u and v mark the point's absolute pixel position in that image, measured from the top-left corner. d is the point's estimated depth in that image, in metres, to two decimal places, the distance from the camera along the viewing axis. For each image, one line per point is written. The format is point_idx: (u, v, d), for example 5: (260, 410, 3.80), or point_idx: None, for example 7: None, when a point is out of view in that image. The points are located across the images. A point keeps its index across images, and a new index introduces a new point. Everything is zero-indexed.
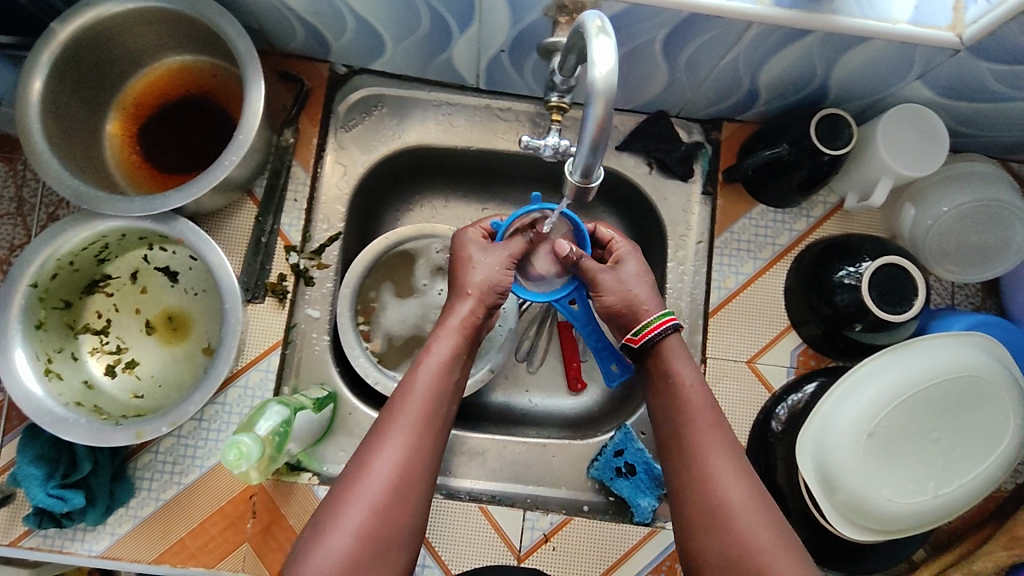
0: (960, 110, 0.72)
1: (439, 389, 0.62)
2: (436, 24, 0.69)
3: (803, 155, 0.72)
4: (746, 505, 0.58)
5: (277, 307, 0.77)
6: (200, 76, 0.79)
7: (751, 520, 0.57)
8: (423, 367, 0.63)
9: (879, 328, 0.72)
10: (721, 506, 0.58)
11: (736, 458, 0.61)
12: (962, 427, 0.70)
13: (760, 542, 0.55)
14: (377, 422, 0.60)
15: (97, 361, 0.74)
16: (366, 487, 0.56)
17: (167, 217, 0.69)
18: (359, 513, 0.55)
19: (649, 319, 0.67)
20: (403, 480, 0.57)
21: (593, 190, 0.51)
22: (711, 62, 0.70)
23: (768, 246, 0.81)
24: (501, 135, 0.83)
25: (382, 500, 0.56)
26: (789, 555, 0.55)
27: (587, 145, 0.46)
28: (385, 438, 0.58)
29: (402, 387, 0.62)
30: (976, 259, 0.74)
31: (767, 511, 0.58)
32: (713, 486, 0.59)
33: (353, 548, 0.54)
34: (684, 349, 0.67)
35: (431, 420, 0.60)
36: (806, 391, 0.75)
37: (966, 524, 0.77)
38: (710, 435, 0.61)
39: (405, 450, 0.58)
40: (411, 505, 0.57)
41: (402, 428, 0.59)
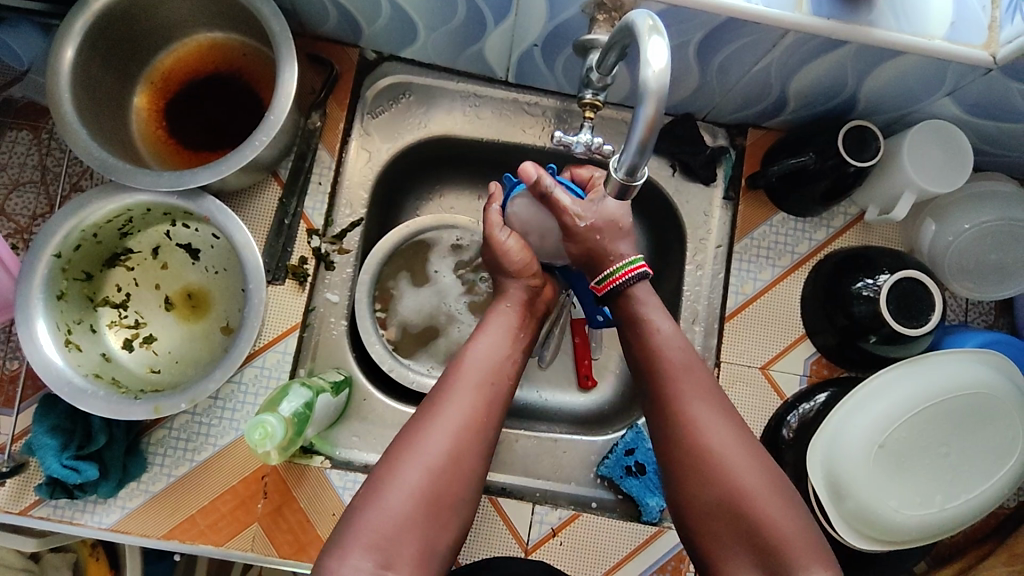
0: (985, 129, 0.72)
1: (498, 363, 0.63)
2: (472, 14, 0.69)
3: (829, 165, 0.73)
4: (730, 449, 0.58)
5: (297, 289, 0.77)
6: (230, 54, 0.78)
7: (737, 464, 0.57)
8: (483, 342, 0.64)
9: (894, 341, 0.72)
10: (704, 446, 0.59)
11: (716, 401, 0.61)
12: (971, 442, 0.71)
13: (747, 480, 0.57)
14: (432, 392, 0.61)
15: (114, 335, 0.74)
16: (429, 447, 0.57)
17: (194, 194, 0.68)
18: (418, 473, 0.55)
19: (618, 265, 0.67)
20: (458, 448, 0.58)
21: (635, 190, 0.51)
22: (743, 68, 0.70)
23: (787, 254, 0.81)
24: (526, 129, 0.83)
25: (437, 465, 0.56)
26: (775, 492, 0.57)
27: (635, 144, 0.46)
28: (443, 408, 0.59)
29: (457, 358, 0.63)
30: (993, 277, 0.74)
31: (751, 456, 0.58)
32: (696, 429, 0.59)
33: (410, 508, 0.54)
34: (654, 295, 0.67)
35: (489, 388, 0.61)
36: (817, 400, 0.76)
37: (968, 539, 0.77)
38: (688, 380, 0.61)
39: (460, 421, 0.58)
40: (468, 472, 0.58)
41: (461, 396, 0.60)
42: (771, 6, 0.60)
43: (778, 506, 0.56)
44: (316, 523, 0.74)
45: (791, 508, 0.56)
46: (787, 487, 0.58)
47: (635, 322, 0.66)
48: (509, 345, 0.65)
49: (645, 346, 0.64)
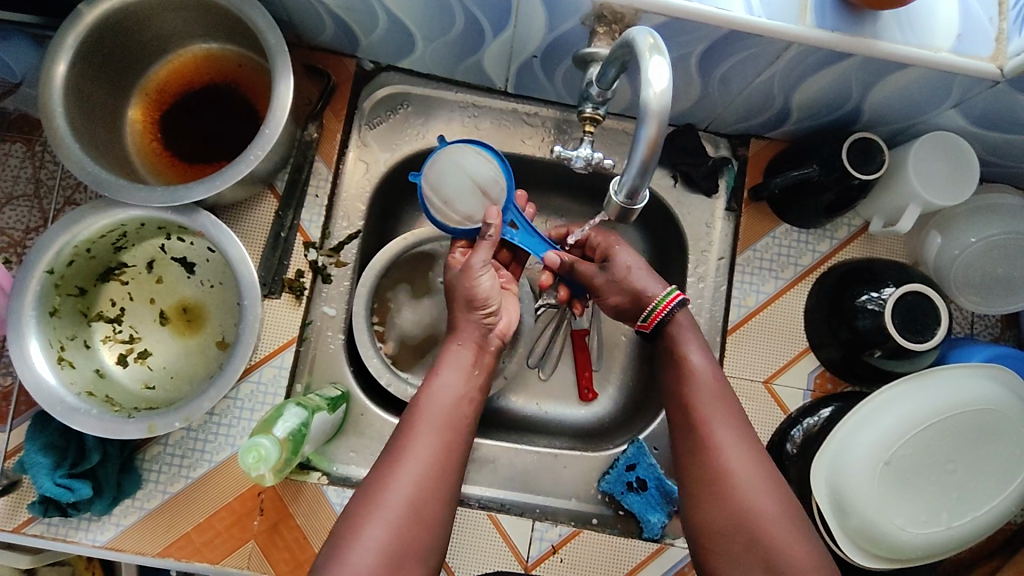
0: (991, 140, 0.71)
1: (457, 407, 0.63)
2: (470, 26, 0.68)
3: (833, 178, 0.72)
4: (745, 470, 0.60)
5: (294, 303, 0.77)
6: (226, 66, 0.77)
7: (751, 486, 0.59)
8: (434, 387, 0.63)
9: (900, 356, 0.71)
10: (726, 469, 0.60)
11: (738, 426, 0.63)
12: (979, 456, 0.69)
13: (765, 506, 0.58)
14: (392, 440, 0.60)
15: (109, 350, 0.73)
16: (391, 500, 0.56)
17: (189, 209, 0.68)
18: (381, 530, 0.55)
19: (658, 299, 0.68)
20: (421, 498, 0.57)
21: (637, 211, 0.50)
22: (745, 80, 0.69)
23: (790, 266, 0.80)
24: (526, 140, 0.82)
25: (398, 518, 0.55)
26: (788, 520, 0.58)
27: (636, 166, 0.45)
28: (405, 458, 0.58)
29: (416, 401, 0.62)
30: (1002, 291, 0.73)
31: (768, 477, 0.60)
32: (713, 450, 0.61)
33: (374, 563, 0.53)
34: (694, 328, 0.68)
35: (450, 433, 0.61)
36: (821, 415, 0.75)
37: (974, 555, 0.76)
38: (716, 405, 0.63)
39: (422, 469, 0.58)
40: (431, 521, 0.57)
41: (419, 446, 0.59)
42: (774, 18, 0.59)
43: (790, 534, 0.57)
44: (314, 540, 0.73)
45: (805, 534, 0.58)
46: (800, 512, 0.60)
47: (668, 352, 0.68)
48: (470, 383, 0.65)
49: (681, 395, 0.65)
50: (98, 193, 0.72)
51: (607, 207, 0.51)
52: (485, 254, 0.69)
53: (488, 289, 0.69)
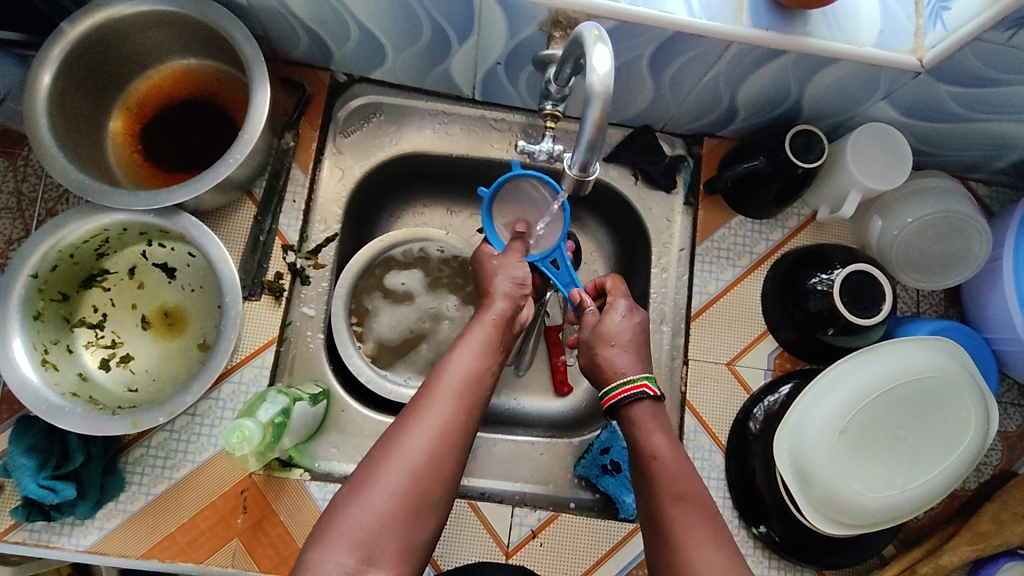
0: (921, 130, 0.78)
1: (478, 371, 0.65)
2: (437, 35, 0.73)
3: (779, 168, 0.77)
4: (687, 529, 0.56)
5: (273, 304, 0.79)
6: (204, 80, 0.81)
7: (694, 545, 0.55)
8: (459, 351, 0.66)
9: (851, 332, 0.75)
10: (662, 504, 0.58)
11: (682, 463, 0.62)
12: (928, 425, 0.74)
13: (686, 527, 0.56)
14: (416, 397, 0.62)
15: (91, 355, 0.74)
16: (411, 446, 0.57)
17: (170, 212, 0.70)
18: (400, 473, 0.56)
19: (622, 381, 0.67)
20: (441, 449, 0.58)
21: (590, 184, 0.55)
22: (693, 80, 0.74)
23: (746, 254, 0.85)
24: (494, 144, 0.87)
25: (417, 472, 0.56)
26: None
27: (586, 143, 0.50)
28: (426, 409, 0.60)
29: (439, 364, 0.65)
30: (941, 268, 0.78)
31: (714, 538, 0.56)
32: (665, 510, 0.58)
33: (391, 509, 0.54)
34: (655, 413, 0.65)
35: (470, 398, 0.62)
36: (782, 392, 0.79)
37: (935, 521, 0.80)
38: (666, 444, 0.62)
39: (442, 423, 0.59)
40: (447, 472, 0.58)
41: (443, 399, 0.61)
42: (714, 20, 0.64)
43: None
44: (298, 535, 0.74)
45: None
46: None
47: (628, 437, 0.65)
48: (490, 357, 0.67)
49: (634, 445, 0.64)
50: (80, 201, 0.75)
51: (564, 183, 0.56)
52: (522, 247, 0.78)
53: (521, 276, 0.76)
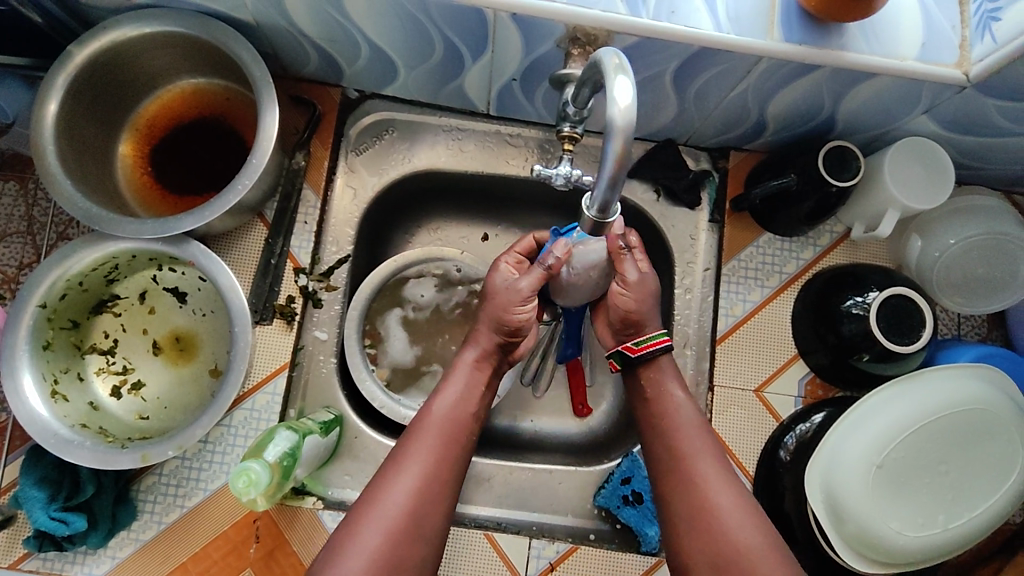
0: (964, 143, 0.73)
1: (456, 423, 0.66)
2: (449, 52, 0.70)
3: (810, 185, 0.73)
4: (698, 453, 0.64)
5: (285, 329, 0.77)
6: (214, 99, 0.79)
7: (709, 472, 0.62)
8: (437, 400, 0.67)
9: (887, 359, 0.72)
10: (671, 432, 0.66)
11: (721, 460, 0.64)
12: (965, 441, 0.69)
13: (725, 502, 0.61)
14: (399, 445, 0.65)
15: (102, 382, 0.73)
16: (388, 506, 0.60)
17: (179, 240, 0.68)
18: (377, 537, 0.58)
19: (645, 336, 0.69)
20: (417, 508, 0.61)
21: (611, 223, 0.51)
22: (720, 94, 0.70)
23: (775, 274, 0.81)
24: (510, 161, 0.84)
25: (397, 528, 0.59)
26: (745, 510, 0.61)
27: (607, 180, 0.47)
28: (403, 467, 0.62)
29: (419, 416, 0.66)
30: (986, 292, 0.73)
31: (723, 464, 0.64)
32: (677, 439, 0.65)
33: (370, 570, 0.56)
34: (675, 369, 0.70)
35: (446, 449, 0.64)
36: (813, 420, 0.75)
37: (975, 557, 0.76)
38: (700, 439, 0.65)
39: (421, 479, 0.62)
40: (426, 528, 0.61)
41: (419, 456, 0.63)
42: (742, 34, 0.61)
43: (745, 521, 0.60)
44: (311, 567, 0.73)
45: (762, 525, 0.60)
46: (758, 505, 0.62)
47: (644, 408, 0.69)
48: (473, 402, 0.68)
49: (651, 412, 0.68)
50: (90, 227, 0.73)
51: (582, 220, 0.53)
52: (530, 278, 0.67)
53: (522, 317, 0.68)
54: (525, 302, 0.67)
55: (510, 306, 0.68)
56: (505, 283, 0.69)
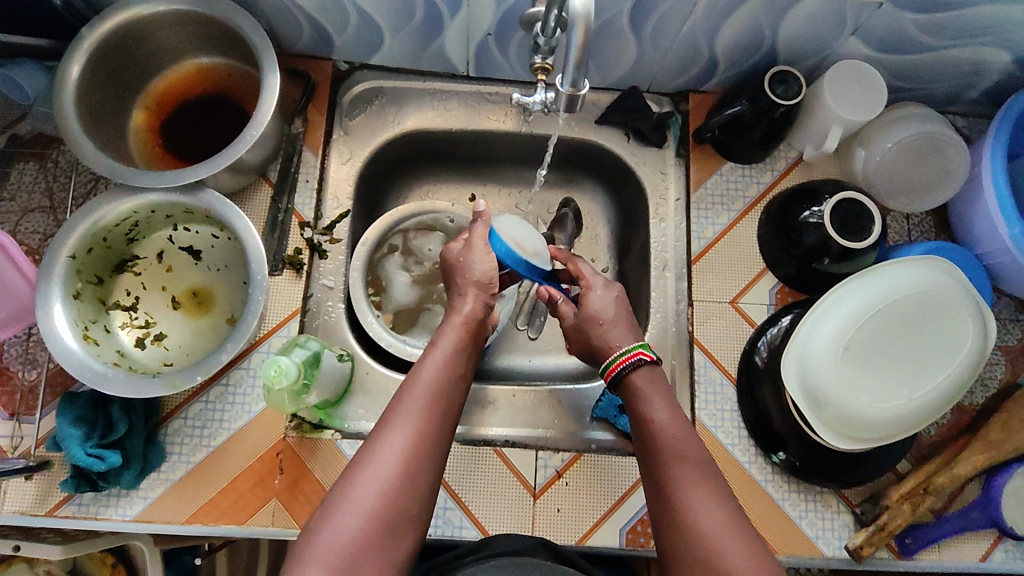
0: (893, 63, 0.82)
1: (444, 386, 0.65)
2: (429, 12, 0.78)
3: (761, 111, 0.82)
4: (684, 475, 0.59)
5: (295, 277, 0.83)
6: (216, 76, 0.86)
7: (695, 495, 0.58)
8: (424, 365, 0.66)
9: (846, 259, 0.79)
10: (658, 442, 0.62)
11: (708, 479, 0.59)
12: (927, 314, 0.75)
13: (711, 524, 0.56)
14: (385, 412, 0.62)
15: (127, 334, 0.78)
16: (379, 465, 0.58)
17: (193, 189, 0.75)
18: (370, 496, 0.56)
19: (616, 354, 0.69)
20: (410, 468, 0.58)
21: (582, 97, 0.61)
22: (673, 31, 0.79)
23: (739, 198, 0.89)
24: (491, 116, 0.92)
25: (390, 487, 0.57)
26: (737, 535, 0.56)
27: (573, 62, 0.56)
28: (394, 424, 0.60)
29: (408, 379, 0.65)
30: (924, 188, 0.82)
31: (711, 484, 0.59)
32: (660, 452, 0.61)
33: (364, 528, 0.55)
34: (656, 383, 0.67)
35: (435, 411, 0.62)
36: (783, 323, 0.82)
37: (946, 436, 0.81)
38: (683, 461, 0.60)
39: (413, 437, 0.60)
40: (420, 489, 0.59)
41: (410, 416, 0.61)
42: None
43: (737, 547, 0.55)
44: None
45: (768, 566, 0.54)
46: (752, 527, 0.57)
47: (630, 403, 0.66)
48: (458, 366, 0.67)
49: (639, 419, 0.64)
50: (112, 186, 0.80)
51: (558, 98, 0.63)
52: (482, 237, 0.78)
53: (487, 272, 0.75)
54: (490, 254, 0.76)
55: (474, 262, 0.76)
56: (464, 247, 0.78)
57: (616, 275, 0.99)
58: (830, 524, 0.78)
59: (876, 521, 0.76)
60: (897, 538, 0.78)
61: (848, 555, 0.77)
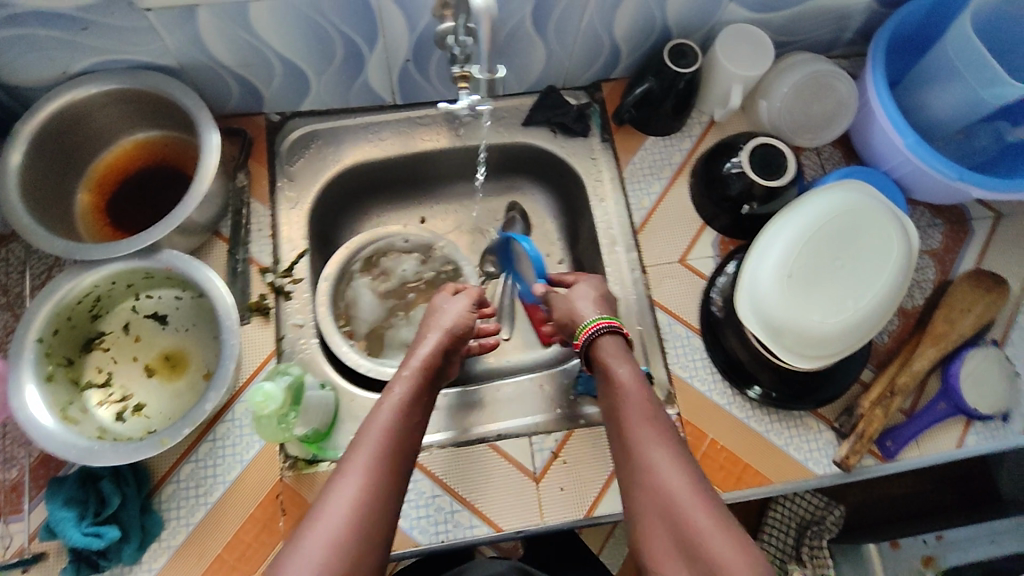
0: (773, 21, 0.91)
1: (403, 424, 0.65)
2: (348, 49, 0.84)
3: (666, 84, 0.89)
4: (648, 436, 0.63)
5: (264, 321, 0.85)
6: (154, 149, 0.89)
7: (660, 457, 0.61)
8: (381, 406, 0.66)
9: (772, 198, 0.86)
10: (621, 412, 0.65)
11: (668, 438, 0.63)
12: (838, 241, 0.81)
13: (672, 483, 0.59)
14: (342, 457, 0.62)
15: (106, 411, 0.78)
16: (330, 512, 0.57)
17: (150, 252, 0.77)
18: (319, 548, 0.55)
19: (586, 322, 0.74)
20: (365, 509, 0.58)
21: (497, 75, 0.74)
22: (574, 26, 0.86)
23: (667, 167, 0.95)
24: (424, 138, 0.97)
25: (341, 535, 0.56)
26: (694, 488, 0.58)
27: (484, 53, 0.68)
28: (346, 469, 0.60)
29: (364, 424, 0.65)
30: (824, 122, 0.92)
31: (670, 442, 0.62)
32: (623, 420, 0.65)
33: None
34: (624, 350, 0.71)
35: (390, 452, 0.62)
36: (728, 272, 0.88)
37: (900, 340, 0.87)
38: (645, 424, 0.63)
39: (366, 478, 0.60)
40: (376, 529, 0.58)
41: (363, 457, 0.61)
42: None
43: (695, 501, 0.57)
44: None
45: (720, 512, 0.57)
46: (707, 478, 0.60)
47: (600, 372, 0.70)
48: (417, 410, 0.67)
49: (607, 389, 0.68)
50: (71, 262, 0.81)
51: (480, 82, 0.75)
52: (466, 297, 0.83)
53: (456, 321, 0.79)
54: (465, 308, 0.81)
55: (443, 314, 0.80)
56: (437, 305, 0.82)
57: (571, 263, 1.04)
58: (816, 444, 0.82)
59: (855, 429, 0.81)
60: (878, 444, 0.82)
61: (837, 469, 0.80)
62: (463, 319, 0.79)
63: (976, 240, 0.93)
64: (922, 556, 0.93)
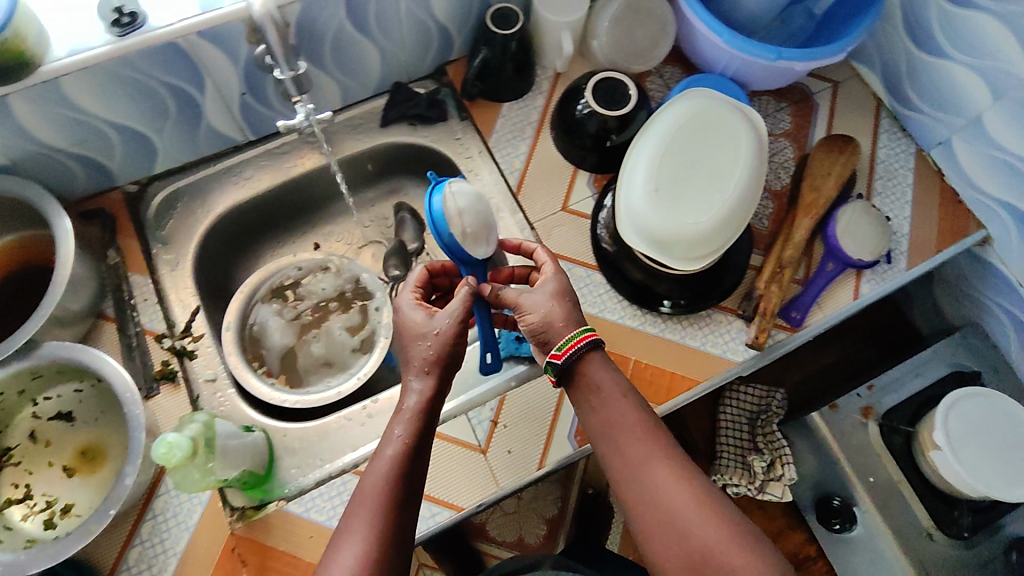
0: None
1: (399, 469, 0.61)
2: (180, 99, 0.84)
3: (498, 49, 0.92)
4: (648, 452, 0.62)
5: (173, 387, 0.83)
6: (11, 254, 0.86)
7: (665, 474, 0.61)
8: (378, 454, 0.62)
9: (627, 125, 0.90)
10: (616, 429, 0.64)
11: (670, 452, 0.63)
12: (694, 146, 0.85)
13: (683, 500, 0.59)
14: (342, 522, 0.60)
15: (32, 523, 0.75)
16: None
17: (29, 348, 0.75)
18: None
19: (569, 335, 0.67)
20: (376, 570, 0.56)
21: None
22: (394, 19, 0.89)
23: (527, 127, 0.99)
24: (290, 166, 0.98)
25: None
26: (700, 506, 0.59)
27: None
28: (349, 535, 0.58)
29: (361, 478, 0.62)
30: (652, 45, 0.97)
31: (671, 457, 0.62)
32: (620, 437, 0.64)
33: None
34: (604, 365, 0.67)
35: (391, 504, 0.59)
36: (607, 205, 0.92)
37: (780, 218, 0.92)
38: (645, 440, 0.63)
39: (370, 538, 0.57)
40: None
41: (370, 515, 0.59)
42: None
43: (703, 519, 0.58)
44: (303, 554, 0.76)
45: (725, 524, 0.58)
46: (710, 484, 0.62)
47: (583, 389, 0.67)
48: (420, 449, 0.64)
49: (592, 404, 0.66)
50: None
51: None
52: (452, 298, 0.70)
53: (439, 344, 0.67)
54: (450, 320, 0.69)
55: (421, 338, 0.68)
56: (407, 315, 0.71)
57: None
58: (730, 335, 0.86)
59: (758, 310, 0.85)
60: (785, 317, 0.87)
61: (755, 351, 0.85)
62: (439, 350, 0.67)
63: (821, 111, 0.99)
64: (862, 408, 1.06)
